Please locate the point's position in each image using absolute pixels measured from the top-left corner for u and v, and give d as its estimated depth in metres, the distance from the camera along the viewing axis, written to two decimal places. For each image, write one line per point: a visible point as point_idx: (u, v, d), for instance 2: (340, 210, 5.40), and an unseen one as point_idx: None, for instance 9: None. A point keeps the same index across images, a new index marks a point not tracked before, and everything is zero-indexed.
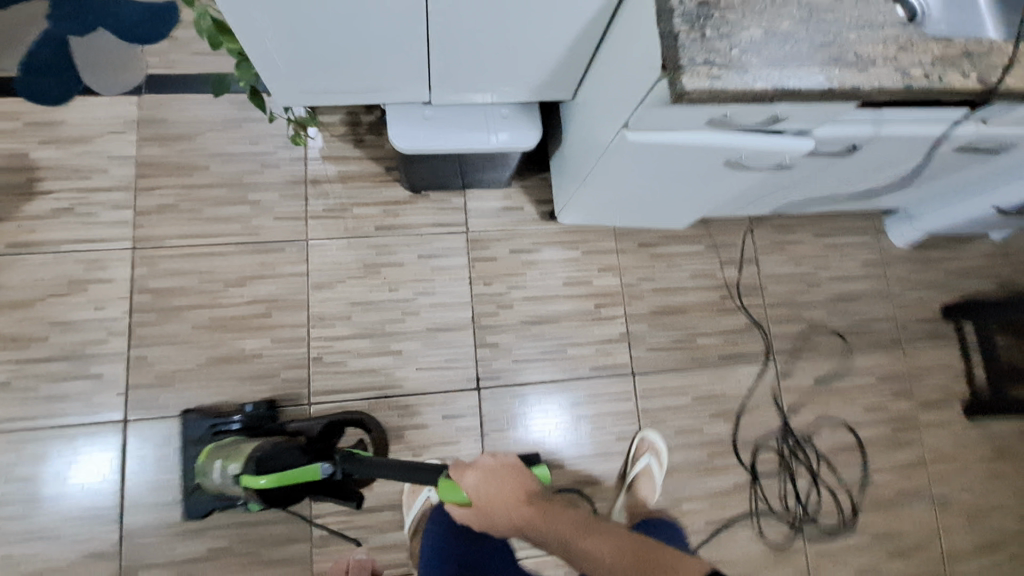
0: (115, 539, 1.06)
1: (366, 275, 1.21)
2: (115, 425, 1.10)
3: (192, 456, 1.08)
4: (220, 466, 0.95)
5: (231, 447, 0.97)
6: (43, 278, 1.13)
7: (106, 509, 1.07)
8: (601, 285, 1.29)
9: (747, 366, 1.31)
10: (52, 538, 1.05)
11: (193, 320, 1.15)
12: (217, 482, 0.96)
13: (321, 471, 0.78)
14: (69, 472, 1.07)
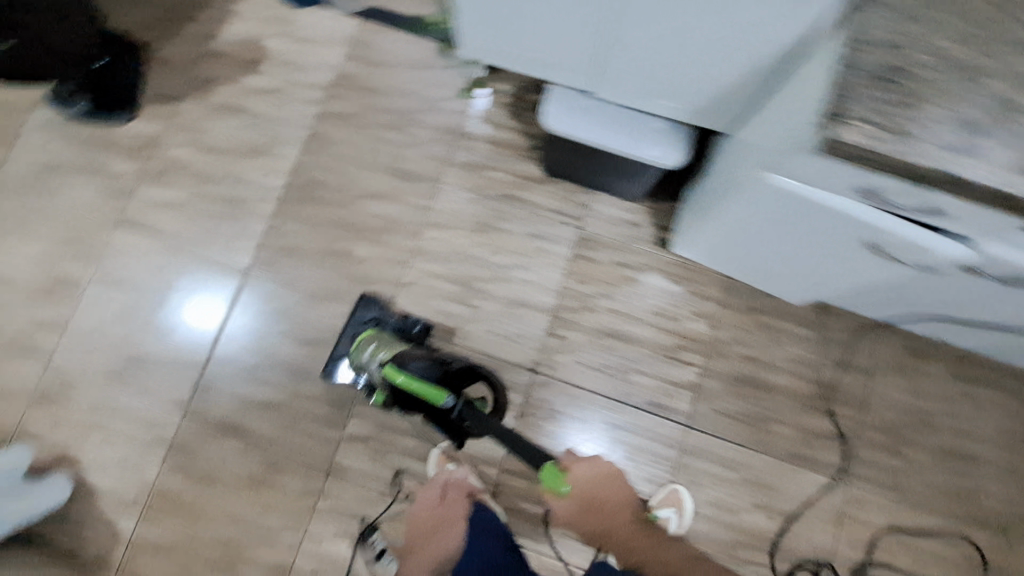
0: (195, 363, 1.27)
1: (477, 231, 1.28)
2: (226, 276, 1.30)
3: (351, 334, 1.23)
4: (373, 348, 1.12)
5: (387, 341, 1.15)
6: (235, 137, 1.34)
7: (196, 339, 1.27)
8: (690, 328, 1.24)
9: (814, 474, 1.19)
10: (152, 341, 1.28)
11: (326, 213, 1.31)
12: (363, 358, 1.13)
13: (444, 404, 0.95)
14: (197, 307, 1.29)
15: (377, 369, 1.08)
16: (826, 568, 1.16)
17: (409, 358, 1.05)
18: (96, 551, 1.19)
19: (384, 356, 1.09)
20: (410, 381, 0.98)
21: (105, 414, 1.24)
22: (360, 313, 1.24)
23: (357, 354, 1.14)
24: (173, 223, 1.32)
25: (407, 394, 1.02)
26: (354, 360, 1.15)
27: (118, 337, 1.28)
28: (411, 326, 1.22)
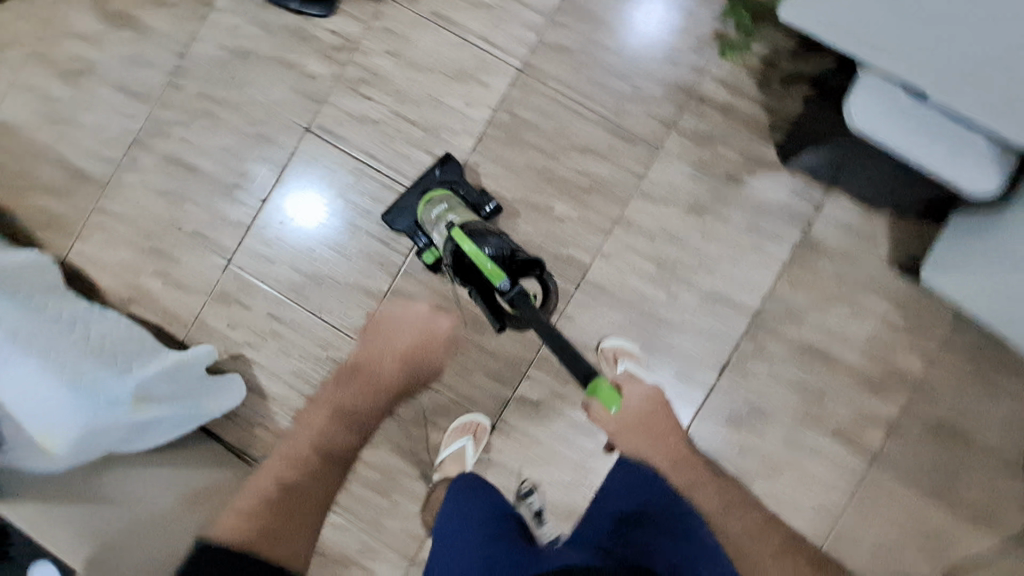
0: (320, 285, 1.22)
1: (690, 211, 1.17)
2: (350, 197, 1.22)
3: (422, 189, 1.17)
4: (443, 209, 1.08)
5: (459, 206, 1.09)
6: (442, 54, 1.21)
7: (319, 258, 1.23)
8: (899, 362, 1.14)
9: (994, 537, 1.13)
10: (280, 256, 1.23)
11: (530, 159, 1.19)
12: (426, 214, 1.11)
13: (499, 284, 0.90)
14: (312, 220, 1.23)
15: (442, 232, 1.04)
16: None
17: (485, 233, 0.99)
18: (263, 452, 1.23)
19: (453, 221, 1.04)
20: (474, 251, 0.95)
21: (280, 324, 1.23)
22: (436, 169, 1.17)
23: (425, 211, 1.12)
24: (366, 138, 1.22)
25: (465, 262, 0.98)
26: (420, 216, 1.13)
27: (246, 245, 1.23)
28: (485, 206, 1.15)
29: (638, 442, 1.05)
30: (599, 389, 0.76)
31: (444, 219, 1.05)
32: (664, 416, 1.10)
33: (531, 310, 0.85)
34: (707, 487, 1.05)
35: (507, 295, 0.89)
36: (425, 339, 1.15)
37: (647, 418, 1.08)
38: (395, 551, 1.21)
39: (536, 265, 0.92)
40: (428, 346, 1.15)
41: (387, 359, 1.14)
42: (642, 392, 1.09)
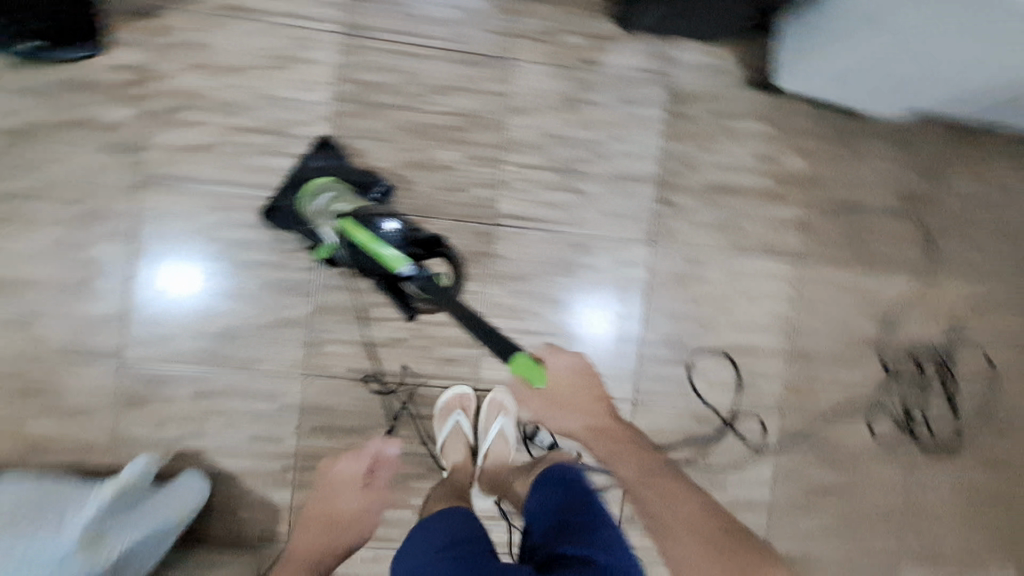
0: (236, 338, 1.11)
1: (564, 108, 1.17)
2: (223, 235, 1.09)
3: (299, 180, 1.09)
4: (330, 197, 1.03)
5: (346, 194, 1.05)
6: (252, 48, 1.08)
7: (220, 312, 1.10)
8: (788, 167, 1.25)
9: (908, 275, 1.31)
10: (176, 329, 1.09)
11: (393, 120, 1.12)
12: (313, 210, 1.04)
13: (404, 270, 0.91)
14: (191, 277, 1.09)
15: (332, 223, 1.01)
16: (925, 350, 1.32)
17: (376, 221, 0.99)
18: (260, 530, 1.12)
19: (343, 211, 1.01)
20: (368, 239, 0.95)
21: (213, 396, 1.10)
22: (317, 159, 1.10)
23: (311, 205, 1.05)
24: (210, 168, 1.08)
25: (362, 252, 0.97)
26: (304, 211, 1.06)
27: (131, 334, 1.08)
28: (376, 186, 1.09)
29: (564, 407, 0.93)
30: (518, 362, 0.80)
31: (336, 212, 1.01)
32: (593, 390, 0.95)
33: (442, 292, 0.91)
34: (634, 453, 0.84)
35: (415, 282, 0.93)
36: (364, 471, 1.09)
37: (574, 389, 0.94)
38: None
39: (437, 245, 1.03)
40: (373, 472, 1.10)
41: (348, 514, 1.05)
42: (569, 363, 0.96)
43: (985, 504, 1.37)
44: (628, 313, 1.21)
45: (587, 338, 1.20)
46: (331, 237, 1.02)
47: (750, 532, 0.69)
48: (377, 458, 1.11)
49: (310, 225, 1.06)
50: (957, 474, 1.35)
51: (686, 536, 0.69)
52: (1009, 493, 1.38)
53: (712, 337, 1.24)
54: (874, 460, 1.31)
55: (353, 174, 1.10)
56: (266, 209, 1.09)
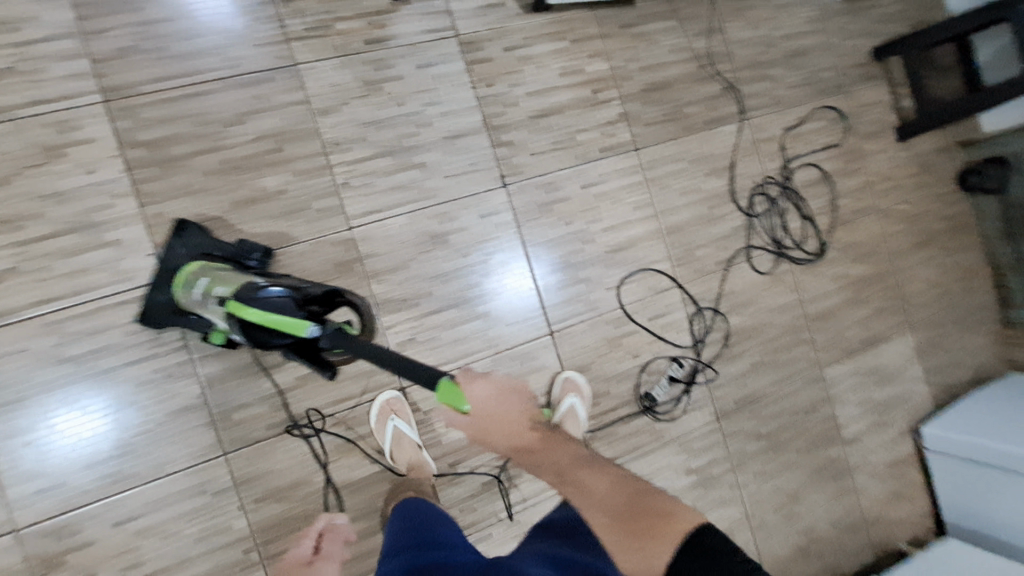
0: (134, 450, 1.02)
1: (369, 93, 1.16)
2: (70, 354, 0.99)
3: (170, 273, 1.03)
4: (204, 284, 0.95)
5: (226, 274, 0.96)
6: (10, 150, 0.97)
7: (104, 433, 1.01)
8: (593, 72, 1.33)
9: (728, 126, 1.45)
10: (61, 472, 0.98)
11: (202, 167, 1.06)
12: (198, 301, 0.96)
13: (308, 332, 0.77)
14: (53, 412, 0.98)
15: (218, 306, 0.89)
16: (768, 182, 1.47)
17: (256, 289, 0.82)
18: None
19: (225, 292, 0.88)
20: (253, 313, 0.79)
21: (137, 518, 1.01)
22: (178, 244, 1.03)
23: (189, 296, 0.99)
24: (20, 291, 0.97)
25: (252, 331, 0.81)
26: (183, 303, 1.00)
27: (9, 499, 0.95)
28: (253, 254, 1.04)
29: (485, 427, 0.75)
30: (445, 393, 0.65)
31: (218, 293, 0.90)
32: (519, 413, 0.81)
33: (354, 342, 0.74)
34: (578, 467, 0.75)
35: (323, 341, 0.77)
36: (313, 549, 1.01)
37: (503, 413, 0.77)
38: None
39: (337, 293, 0.81)
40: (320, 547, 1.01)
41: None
42: (490, 392, 0.77)
43: (863, 286, 1.58)
44: (513, 256, 1.25)
45: (511, 301, 1.25)
46: (223, 322, 0.89)
47: (661, 498, 0.69)
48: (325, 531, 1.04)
49: (195, 314, 1.00)
50: (833, 272, 1.54)
51: (597, 510, 0.70)
52: (874, 270, 1.60)
53: (593, 246, 1.31)
54: (765, 292, 1.47)
55: (219, 246, 1.03)
56: (139, 311, 1.02)
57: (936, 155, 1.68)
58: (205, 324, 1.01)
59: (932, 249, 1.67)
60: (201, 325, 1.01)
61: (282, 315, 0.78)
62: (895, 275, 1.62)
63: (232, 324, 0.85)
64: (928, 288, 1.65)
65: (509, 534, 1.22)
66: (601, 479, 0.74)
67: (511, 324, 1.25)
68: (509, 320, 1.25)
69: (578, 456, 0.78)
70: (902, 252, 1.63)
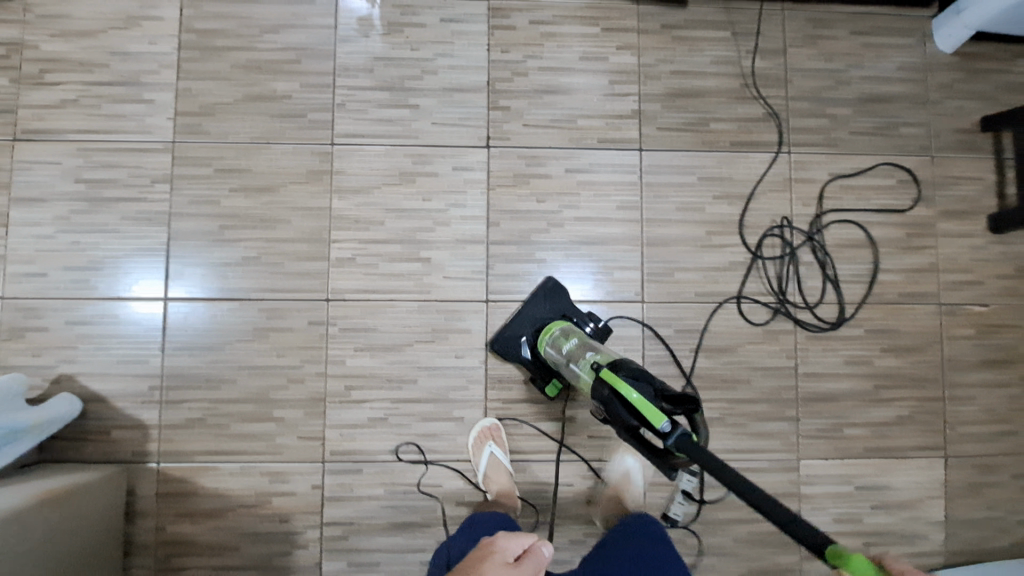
0: (103, 270, 1.20)
1: (389, 33, 1.26)
2: (89, 177, 1.21)
3: (530, 318, 1.20)
4: (576, 346, 1.10)
5: (590, 343, 1.10)
6: (105, 13, 1.24)
7: (89, 247, 1.20)
8: (618, 63, 1.29)
9: (760, 154, 1.29)
10: (50, 266, 1.20)
11: (232, 60, 1.24)
12: (558, 355, 1.13)
13: (659, 426, 0.82)
14: (64, 217, 1.20)
15: (586, 367, 1.02)
16: (787, 226, 1.28)
17: (632, 371, 0.92)
18: (130, 451, 1.18)
19: (598, 358, 1.01)
20: (630, 392, 0.87)
21: (86, 325, 1.20)
22: (544, 302, 1.20)
23: (554, 354, 1.14)
24: (71, 119, 1.22)
25: (612, 399, 0.90)
26: (546, 356, 1.15)
27: (10, 272, 1.19)
28: (595, 322, 1.16)
29: None
30: (859, 563, 0.64)
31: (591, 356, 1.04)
32: None
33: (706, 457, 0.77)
34: None
35: (669, 440, 0.81)
36: (515, 557, 0.87)
37: None
38: (302, 462, 1.19)
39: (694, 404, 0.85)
40: (523, 563, 0.87)
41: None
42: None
43: (888, 384, 1.29)
44: (471, 215, 1.24)
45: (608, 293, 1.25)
46: (585, 379, 1.01)
47: None
48: (530, 548, 0.90)
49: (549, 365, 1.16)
50: (851, 355, 1.28)
51: None
52: (914, 372, 1.30)
53: (559, 232, 1.25)
54: (753, 346, 1.26)
55: (579, 315, 1.18)
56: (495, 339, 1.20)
57: None
58: (546, 374, 1.18)
59: (1005, 374, 1.32)
60: (535, 364, 1.18)
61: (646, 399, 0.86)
62: (940, 386, 1.30)
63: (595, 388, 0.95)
64: (983, 418, 1.31)
65: (377, 479, 1.19)
66: None
67: (447, 277, 1.23)
68: (445, 271, 1.23)
69: None
70: (960, 364, 1.31)
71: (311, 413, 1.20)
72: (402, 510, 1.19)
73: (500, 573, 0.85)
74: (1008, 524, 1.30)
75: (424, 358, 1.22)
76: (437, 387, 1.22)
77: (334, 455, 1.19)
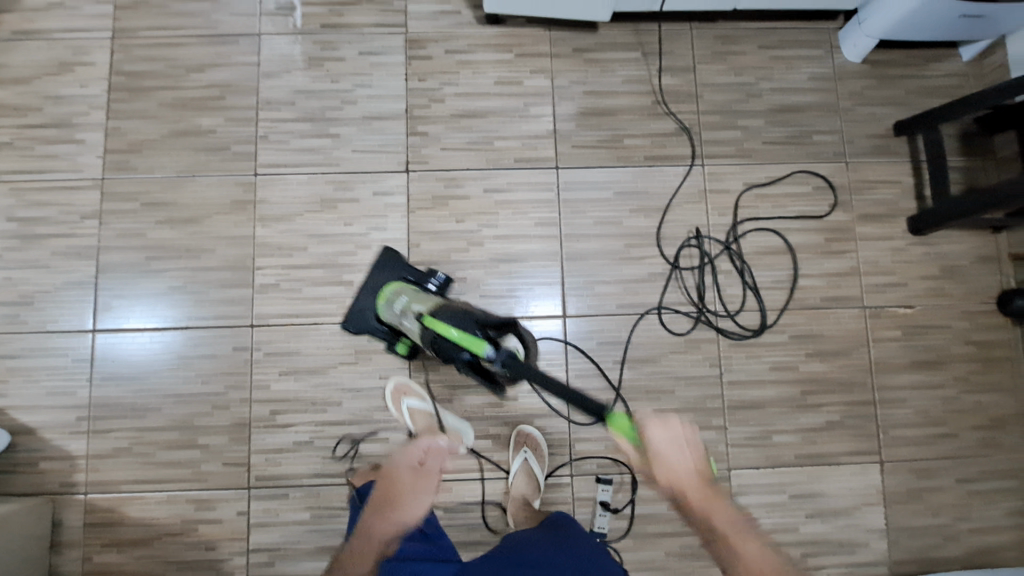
0: (33, 304, 1.23)
1: (310, 67, 1.32)
2: (20, 215, 1.25)
3: (370, 287, 1.24)
4: (407, 301, 1.11)
5: (422, 296, 1.12)
6: (39, 60, 1.30)
7: (19, 283, 1.24)
8: (531, 86, 1.33)
9: (675, 168, 1.32)
10: None
11: (159, 99, 1.29)
12: (393, 314, 1.14)
13: (484, 352, 0.84)
14: None
15: (416, 321, 1.04)
16: (703, 237, 1.30)
17: (451, 311, 0.95)
18: (58, 483, 1.19)
19: (422, 309, 1.03)
20: (453, 331, 0.89)
21: (16, 358, 1.22)
22: (385, 270, 1.24)
23: (393, 315, 1.16)
24: (5, 161, 1.27)
25: (442, 342, 0.91)
26: (387, 316, 1.17)
27: None
28: (434, 278, 1.22)
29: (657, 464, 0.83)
30: (617, 422, 0.76)
31: (419, 306, 1.07)
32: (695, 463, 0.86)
33: (524, 364, 0.79)
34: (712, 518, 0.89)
35: (495, 362, 0.83)
36: (419, 461, 1.13)
37: (675, 456, 0.84)
38: (228, 488, 1.20)
39: (511, 325, 0.88)
40: (426, 463, 1.13)
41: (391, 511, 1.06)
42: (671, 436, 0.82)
43: (816, 390, 1.29)
44: (391, 237, 1.27)
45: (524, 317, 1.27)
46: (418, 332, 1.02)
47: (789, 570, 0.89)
48: (430, 450, 1.14)
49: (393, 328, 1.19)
50: (777, 361, 1.28)
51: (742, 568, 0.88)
52: (842, 376, 1.29)
53: (478, 251, 1.27)
54: (676, 356, 1.27)
55: (421, 273, 1.23)
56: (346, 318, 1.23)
57: (973, 262, 1.34)
58: (393, 335, 1.21)
59: (937, 375, 1.31)
60: (386, 332, 1.21)
61: (467, 333, 0.88)
62: (870, 389, 1.30)
63: (427, 337, 0.96)
64: (916, 421, 1.30)
65: (303, 504, 1.20)
66: (753, 549, 0.90)
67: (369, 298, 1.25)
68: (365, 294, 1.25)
69: (732, 518, 0.91)
70: (889, 367, 1.31)
71: (236, 439, 1.21)
72: (328, 534, 1.19)
73: (413, 478, 1.11)
74: (952, 529, 1.28)
75: (347, 381, 1.23)
76: (360, 409, 1.22)
77: (260, 481, 1.20)
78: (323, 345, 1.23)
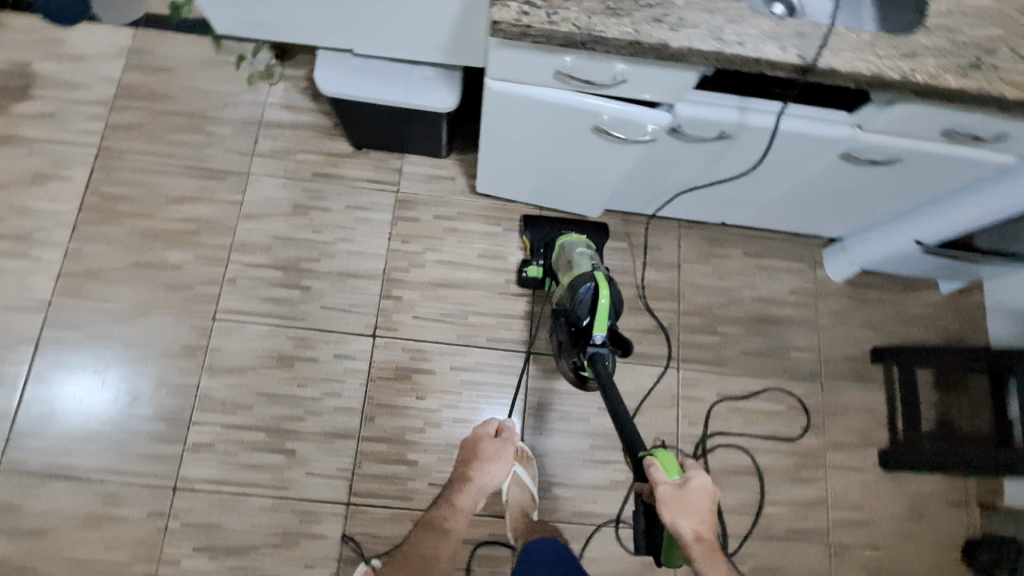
0: None
1: (294, 214, 1.29)
2: None
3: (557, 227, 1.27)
4: (586, 250, 1.14)
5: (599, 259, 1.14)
6: (14, 168, 1.26)
7: None
8: (515, 263, 1.31)
9: (649, 367, 1.28)
10: None
11: (130, 226, 1.25)
12: (567, 247, 1.17)
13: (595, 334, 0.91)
14: None
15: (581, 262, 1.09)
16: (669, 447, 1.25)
17: (614, 285, 0.98)
18: None
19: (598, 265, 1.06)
20: (602, 298, 0.94)
21: None
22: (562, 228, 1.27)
23: (563, 246, 1.18)
24: None
25: (584, 296, 0.96)
26: (558, 242, 1.20)
27: None
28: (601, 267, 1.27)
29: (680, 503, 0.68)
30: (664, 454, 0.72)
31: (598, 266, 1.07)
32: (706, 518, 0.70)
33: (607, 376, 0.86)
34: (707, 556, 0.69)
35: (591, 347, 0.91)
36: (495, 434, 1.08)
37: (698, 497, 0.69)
38: None
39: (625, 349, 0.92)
40: (503, 434, 1.08)
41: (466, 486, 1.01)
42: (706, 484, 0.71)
43: None
44: (346, 405, 1.20)
45: None
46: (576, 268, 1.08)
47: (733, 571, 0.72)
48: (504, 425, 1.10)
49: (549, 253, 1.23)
50: None
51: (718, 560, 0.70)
52: None
53: (436, 431, 1.20)
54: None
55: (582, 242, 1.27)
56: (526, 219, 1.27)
57: (942, 505, 1.30)
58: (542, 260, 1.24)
59: None
60: (537, 253, 1.25)
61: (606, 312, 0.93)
62: None
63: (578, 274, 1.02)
64: None
65: None
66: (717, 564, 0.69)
67: (309, 470, 1.16)
68: (308, 464, 1.16)
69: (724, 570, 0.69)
70: None
71: None
72: None
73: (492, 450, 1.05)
74: None
75: (268, 567, 1.11)
76: None
77: None
78: (252, 517, 1.13)
